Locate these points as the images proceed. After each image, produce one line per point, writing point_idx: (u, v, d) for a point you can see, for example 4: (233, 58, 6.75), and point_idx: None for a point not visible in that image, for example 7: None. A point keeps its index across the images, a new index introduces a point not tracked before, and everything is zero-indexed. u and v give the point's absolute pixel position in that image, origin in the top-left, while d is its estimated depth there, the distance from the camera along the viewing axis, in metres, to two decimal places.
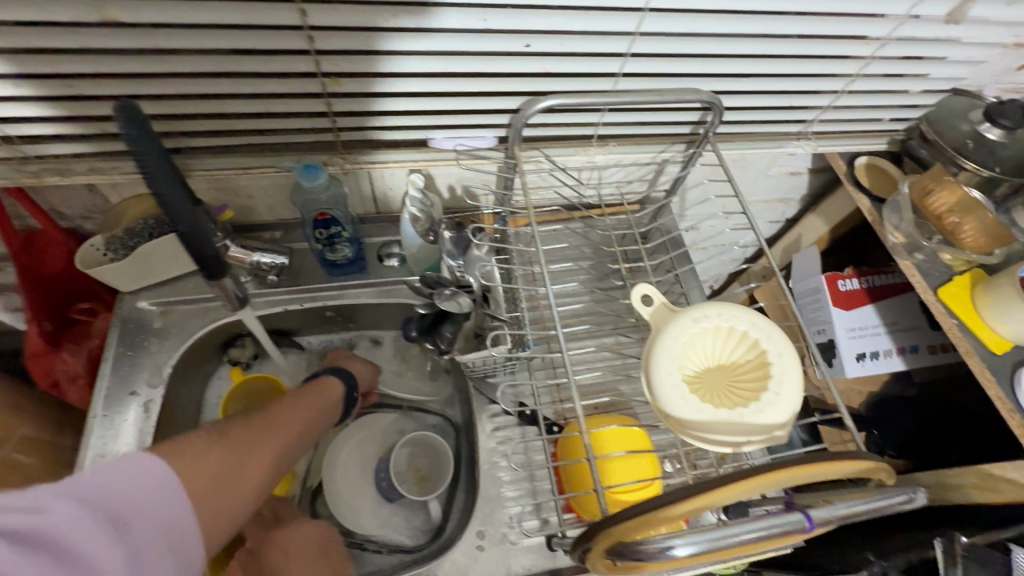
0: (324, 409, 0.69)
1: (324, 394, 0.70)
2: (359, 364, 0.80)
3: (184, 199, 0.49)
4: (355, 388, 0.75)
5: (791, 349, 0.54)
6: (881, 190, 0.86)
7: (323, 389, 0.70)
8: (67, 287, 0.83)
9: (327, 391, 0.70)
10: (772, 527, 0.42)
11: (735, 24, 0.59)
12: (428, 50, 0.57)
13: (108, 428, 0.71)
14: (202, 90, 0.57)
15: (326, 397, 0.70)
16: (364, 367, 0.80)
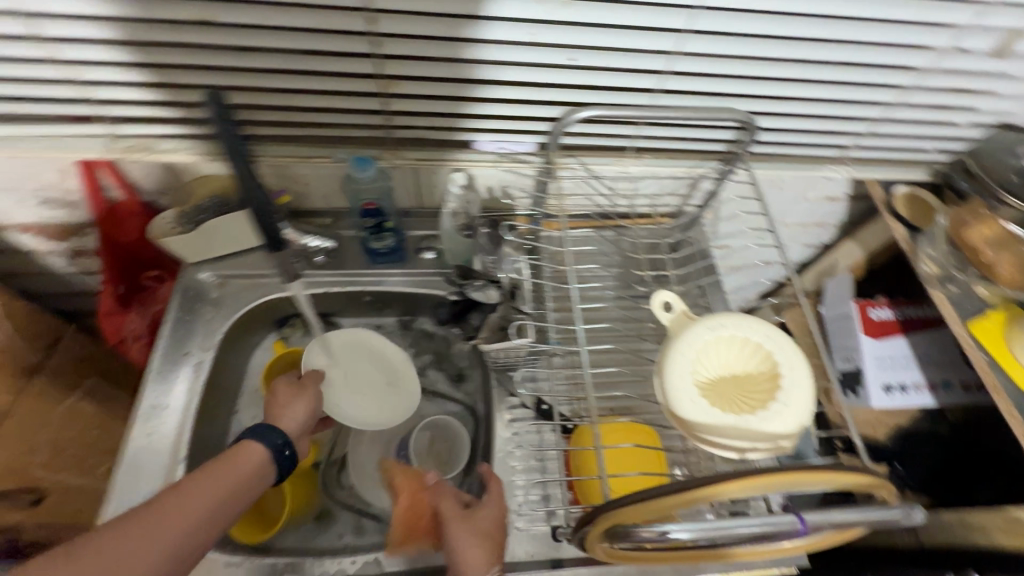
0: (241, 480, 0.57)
1: (241, 460, 0.58)
2: (302, 401, 0.70)
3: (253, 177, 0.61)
4: (285, 442, 0.63)
5: (805, 364, 0.56)
6: (917, 220, 0.85)
7: (243, 453, 0.59)
8: (139, 255, 0.92)
9: (245, 456, 0.59)
10: (765, 525, 0.43)
11: (776, 49, 0.62)
12: (479, 58, 0.62)
13: (163, 383, 0.79)
14: (274, 84, 0.64)
15: (245, 463, 0.58)
16: (305, 405, 0.69)
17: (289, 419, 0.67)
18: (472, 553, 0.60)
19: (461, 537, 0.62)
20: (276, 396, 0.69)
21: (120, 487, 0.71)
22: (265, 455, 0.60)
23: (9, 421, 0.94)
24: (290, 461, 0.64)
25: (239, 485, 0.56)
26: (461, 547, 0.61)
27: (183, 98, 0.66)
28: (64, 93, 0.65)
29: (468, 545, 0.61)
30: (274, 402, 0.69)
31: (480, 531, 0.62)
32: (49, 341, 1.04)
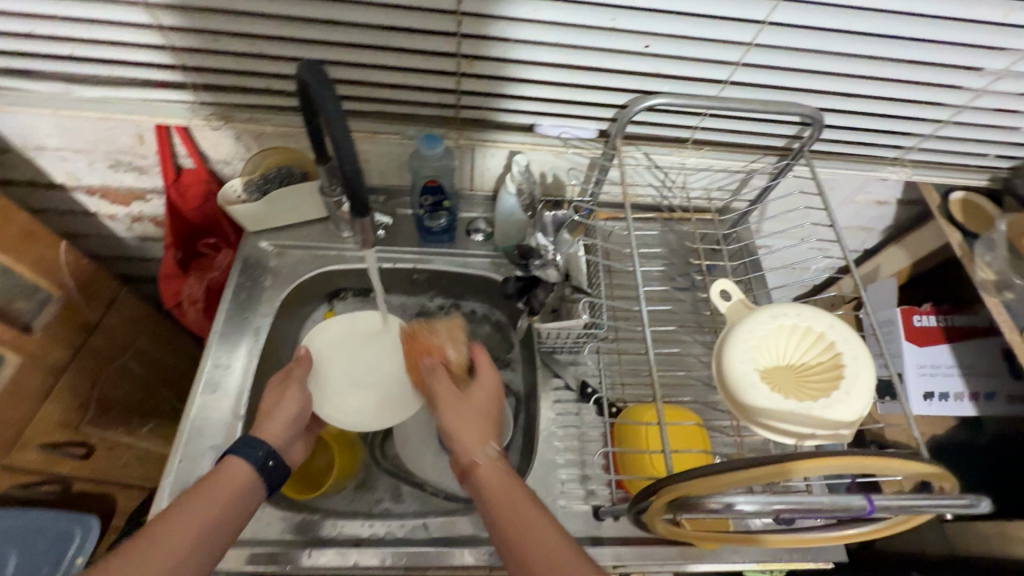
0: (225, 502, 0.59)
1: (225, 481, 0.60)
2: (288, 397, 0.70)
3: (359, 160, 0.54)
4: (265, 452, 0.63)
5: (867, 355, 0.57)
6: (975, 227, 0.84)
7: (221, 477, 0.60)
8: (199, 223, 0.95)
9: (223, 481, 0.60)
10: (835, 503, 0.46)
11: (852, 45, 0.62)
12: (557, 41, 0.63)
13: (225, 343, 0.82)
14: (357, 58, 0.66)
15: (229, 483, 0.60)
16: (292, 402, 0.70)
17: (276, 420, 0.68)
18: (472, 429, 0.62)
19: (461, 421, 0.63)
20: (266, 398, 0.70)
21: (185, 439, 0.74)
22: (249, 472, 0.61)
23: (67, 376, 0.96)
24: (277, 467, 0.64)
25: (226, 506, 0.58)
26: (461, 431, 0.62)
27: (268, 69, 0.68)
28: (154, 59, 0.67)
29: (468, 427, 0.62)
30: (264, 402, 0.70)
31: (480, 416, 0.64)
32: (106, 301, 1.03)
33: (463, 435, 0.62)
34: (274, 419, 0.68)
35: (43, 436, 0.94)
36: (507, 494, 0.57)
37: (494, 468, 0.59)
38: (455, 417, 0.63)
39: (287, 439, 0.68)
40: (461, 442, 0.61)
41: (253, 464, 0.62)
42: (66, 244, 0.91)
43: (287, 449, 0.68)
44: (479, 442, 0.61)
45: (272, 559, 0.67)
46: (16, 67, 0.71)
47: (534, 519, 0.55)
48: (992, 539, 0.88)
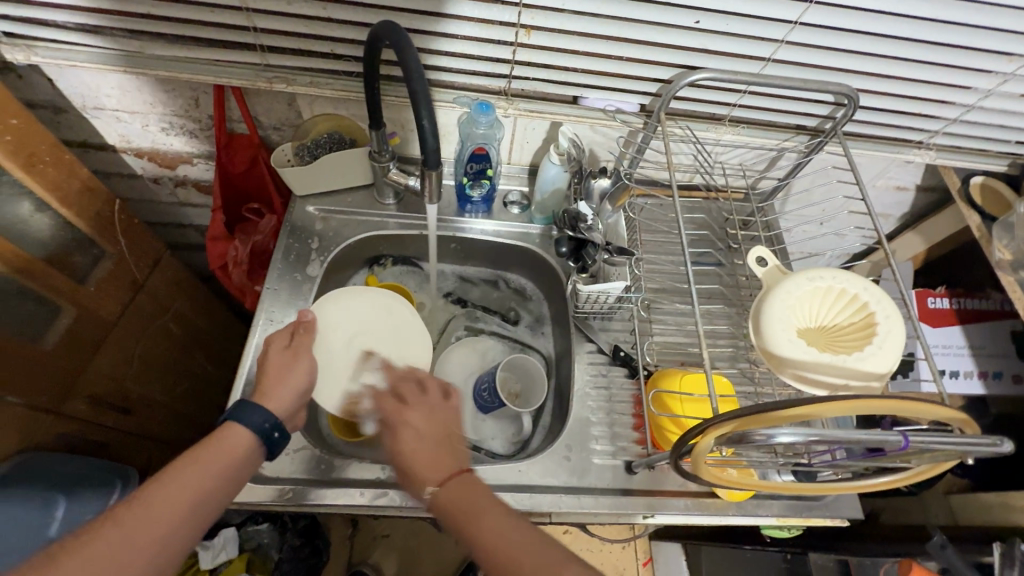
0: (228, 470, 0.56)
1: (233, 446, 0.58)
2: (300, 366, 0.66)
3: (433, 120, 0.60)
4: (265, 419, 0.60)
5: (898, 315, 0.61)
6: (993, 209, 0.88)
7: (234, 444, 0.58)
8: (245, 187, 0.99)
9: (228, 446, 0.57)
10: (872, 438, 0.50)
11: (891, 25, 0.66)
12: (614, 15, 0.67)
13: (275, 299, 0.86)
14: (421, 25, 0.69)
15: (237, 449, 0.58)
16: (300, 372, 0.66)
17: (286, 393, 0.64)
18: (425, 463, 0.58)
19: (413, 445, 0.59)
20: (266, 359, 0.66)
21: (241, 387, 0.78)
22: (254, 438, 0.59)
23: (114, 333, 0.99)
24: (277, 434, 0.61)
25: (230, 473, 0.56)
26: (413, 455, 0.58)
27: (335, 32, 0.72)
28: (226, 20, 0.71)
29: (422, 452, 0.59)
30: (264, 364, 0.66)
31: (432, 436, 0.60)
32: (150, 261, 1.06)
33: (417, 464, 0.58)
34: (280, 388, 0.64)
35: (92, 387, 0.98)
36: (464, 512, 0.53)
37: (447, 487, 0.55)
38: (411, 444, 0.60)
39: (292, 409, 0.64)
40: (417, 471, 0.58)
41: (253, 429, 0.59)
42: (119, 203, 0.96)
43: (291, 419, 0.65)
44: (434, 466, 0.57)
45: (326, 497, 0.72)
46: (86, 25, 0.73)
47: (495, 526, 0.51)
48: (996, 509, 0.92)
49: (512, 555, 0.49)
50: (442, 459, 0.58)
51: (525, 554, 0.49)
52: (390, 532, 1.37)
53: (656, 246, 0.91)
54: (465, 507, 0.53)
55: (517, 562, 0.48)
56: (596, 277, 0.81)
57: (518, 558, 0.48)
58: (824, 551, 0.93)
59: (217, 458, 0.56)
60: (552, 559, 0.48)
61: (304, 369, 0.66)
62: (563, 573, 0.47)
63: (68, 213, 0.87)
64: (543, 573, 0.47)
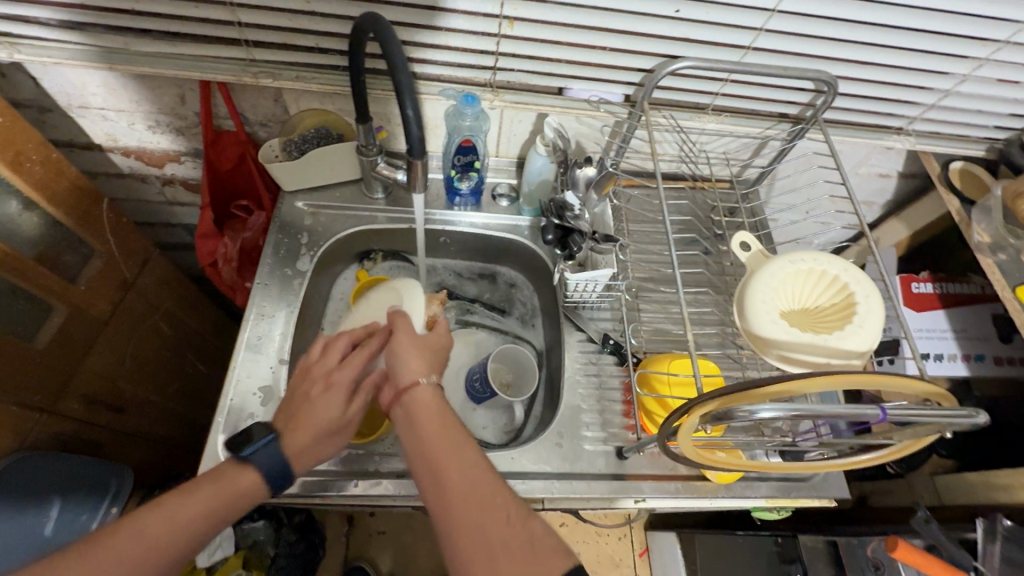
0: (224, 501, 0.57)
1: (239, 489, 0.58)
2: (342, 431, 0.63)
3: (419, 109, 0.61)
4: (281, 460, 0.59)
5: (878, 294, 0.62)
6: (972, 193, 0.90)
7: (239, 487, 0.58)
8: (234, 184, 0.99)
9: (230, 483, 0.58)
10: (852, 412, 0.52)
11: (865, 12, 0.67)
12: (595, 5, 0.68)
13: (266, 294, 0.86)
14: (404, 17, 0.70)
15: (240, 489, 0.58)
16: (340, 436, 0.63)
17: (316, 451, 0.62)
18: (414, 363, 0.61)
19: (409, 340, 0.63)
20: (319, 400, 0.62)
21: (233, 382, 0.78)
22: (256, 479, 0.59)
23: (104, 332, 0.99)
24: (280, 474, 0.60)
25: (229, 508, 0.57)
26: (408, 358, 0.62)
27: (320, 25, 0.72)
28: (210, 14, 0.71)
29: (414, 358, 0.62)
30: (314, 410, 0.61)
31: (425, 345, 0.64)
32: (140, 260, 1.06)
33: (408, 356, 0.62)
34: (315, 448, 0.61)
35: (85, 387, 0.98)
36: (436, 424, 0.57)
37: (427, 397, 0.59)
38: (406, 346, 0.63)
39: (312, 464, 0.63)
40: (406, 364, 0.61)
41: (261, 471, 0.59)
42: (106, 202, 0.96)
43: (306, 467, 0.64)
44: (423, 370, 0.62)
45: (319, 488, 0.73)
46: (69, 21, 0.73)
47: (464, 454, 0.55)
48: (979, 488, 0.93)
49: (471, 481, 0.53)
50: (425, 368, 0.62)
51: (492, 495, 0.52)
52: (387, 528, 1.37)
53: (644, 235, 0.92)
54: (444, 440, 0.56)
55: (475, 492, 0.52)
56: (584, 265, 0.82)
57: (478, 490, 0.52)
58: (814, 532, 0.95)
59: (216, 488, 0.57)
60: (523, 512, 0.53)
61: (341, 439, 0.64)
62: (533, 523, 0.52)
63: (56, 212, 0.87)
64: (517, 523, 0.51)
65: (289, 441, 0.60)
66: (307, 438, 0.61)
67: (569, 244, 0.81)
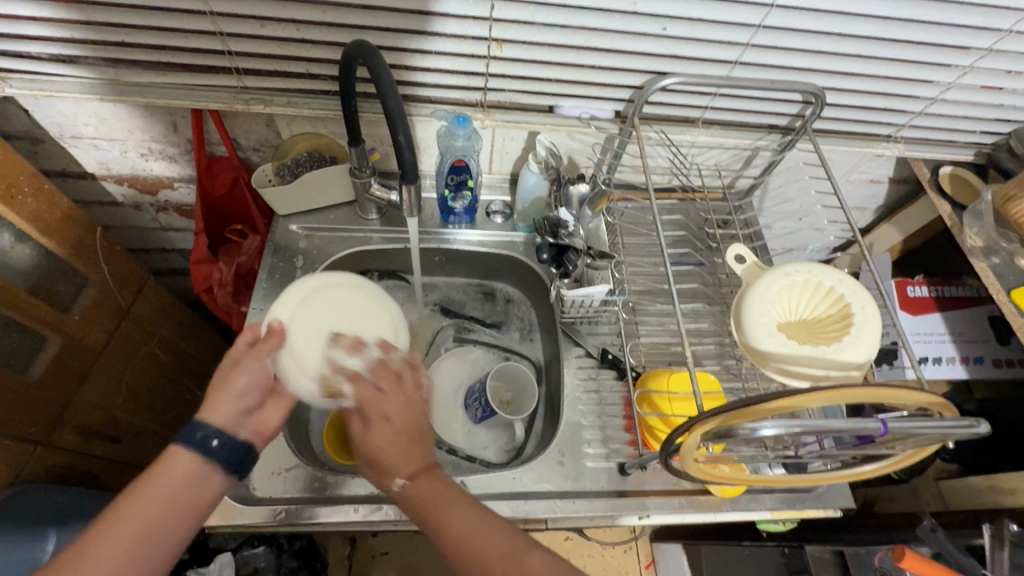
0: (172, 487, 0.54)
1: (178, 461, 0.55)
2: (246, 370, 0.60)
3: (409, 134, 0.61)
4: (206, 434, 0.55)
5: (874, 305, 0.62)
6: (962, 198, 0.90)
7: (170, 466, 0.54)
8: (227, 209, 0.98)
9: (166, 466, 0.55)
10: (853, 425, 0.52)
11: (848, 25, 0.68)
12: (581, 26, 0.69)
13: (261, 319, 0.86)
14: (392, 42, 0.71)
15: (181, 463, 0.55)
16: (249, 377, 0.60)
17: (227, 396, 0.58)
18: (393, 456, 0.58)
19: (388, 439, 0.58)
20: (235, 379, 0.60)
21: None
22: (196, 462, 0.55)
23: (100, 360, 0.98)
24: (227, 450, 0.56)
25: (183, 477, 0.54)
26: (382, 455, 0.58)
27: (311, 52, 0.73)
28: (200, 45, 0.72)
29: (391, 449, 0.58)
30: (228, 391, 0.59)
31: (402, 429, 0.59)
32: (134, 287, 1.05)
33: (386, 455, 0.58)
34: (243, 424, 0.59)
35: (81, 418, 0.97)
36: (437, 509, 0.55)
37: (420, 488, 0.56)
38: (378, 441, 0.58)
39: (235, 415, 0.58)
40: (383, 464, 0.58)
41: (198, 450, 0.55)
42: (99, 230, 0.96)
43: (239, 425, 0.58)
44: (404, 459, 0.58)
45: (319, 515, 0.72)
46: (62, 55, 0.74)
47: (463, 516, 0.55)
48: (984, 492, 0.93)
49: (473, 541, 0.53)
50: (420, 457, 0.59)
51: (493, 544, 0.53)
52: (389, 549, 1.35)
53: (638, 248, 0.92)
54: (434, 510, 0.55)
55: (481, 550, 0.53)
56: (580, 281, 0.83)
57: (478, 547, 0.53)
58: (820, 542, 0.94)
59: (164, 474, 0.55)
60: (519, 544, 0.53)
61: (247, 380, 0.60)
62: (529, 560, 0.52)
63: (49, 242, 0.86)
64: (512, 567, 0.52)
65: (209, 418, 0.57)
66: (228, 416, 0.58)
67: (563, 262, 0.81)
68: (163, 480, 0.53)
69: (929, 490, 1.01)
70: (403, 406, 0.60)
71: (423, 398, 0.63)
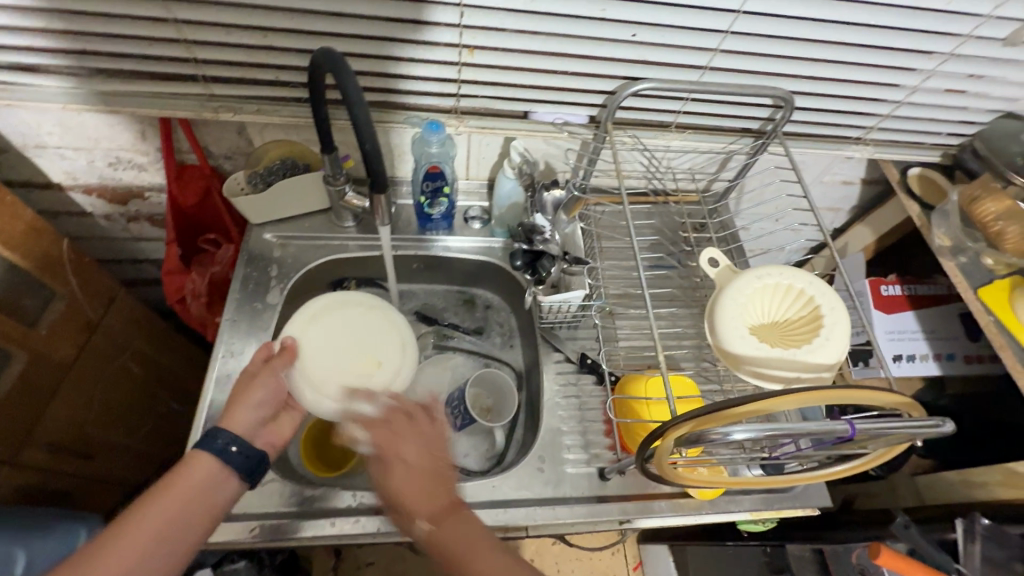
0: (208, 484, 0.58)
1: (201, 464, 0.58)
2: (262, 384, 0.64)
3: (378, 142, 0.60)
4: (227, 440, 0.59)
5: (844, 306, 0.63)
6: (930, 198, 0.92)
7: (195, 466, 0.58)
8: (200, 219, 0.97)
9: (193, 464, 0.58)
10: (822, 427, 0.52)
11: (815, 30, 0.69)
12: (551, 33, 0.69)
13: (235, 330, 0.84)
14: (363, 48, 0.70)
15: (203, 469, 0.58)
16: (265, 391, 0.64)
17: (246, 409, 0.63)
18: (419, 499, 0.57)
19: (406, 482, 0.58)
20: (252, 392, 0.64)
21: (201, 425, 0.76)
22: (219, 464, 0.59)
23: (70, 375, 0.96)
24: (244, 455, 0.60)
25: (206, 483, 0.57)
26: (406, 500, 0.57)
27: (280, 60, 0.72)
28: (165, 53, 0.71)
29: (415, 490, 0.58)
30: (247, 402, 0.63)
31: (424, 468, 0.59)
32: (105, 299, 1.03)
33: (409, 498, 0.57)
34: (258, 433, 0.64)
35: (49, 435, 0.94)
36: (463, 551, 0.54)
37: (445, 529, 0.56)
38: (401, 484, 0.58)
39: (254, 425, 0.63)
40: (406, 509, 0.57)
41: (219, 453, 0.59)
42: (67, 242, 0.93)
43: (258, 434, 0.63)
44: (427, 502, 0.57)
45: (296, 529, 0.71)
46: (24, 63, 0.72)
47: (492, 558, 0.54)
48: (958, 487, 0.94)
49: None
50: (444, 496, 0.58)
51: None
52: (375, 559, 1.34)
53: (616, 252, 0.92)
54: (460, 549, 0.54)
55: None
56: (557, 286, 0.82)
57: None
58: (800, 541, 0.95)
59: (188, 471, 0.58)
60: None
61: (263, 395, 0.64)
62: None
63: (13, 255, 0.84)
64: None
65: (228, 427, 0.61)
66: (246, 425, 0.62)
67: (537, 268, 0.80)
68: (187, 480, 0.57)
69: (906, 486, 1.03)
70: (417, 444, 0.61)
71: (439, 433, 0.64)
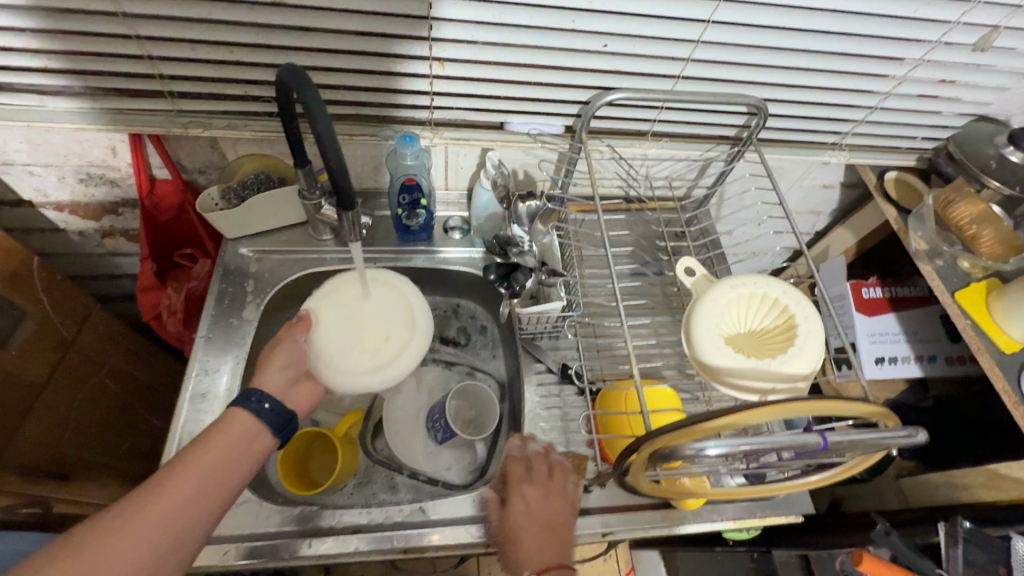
0: (247, 439, 0.59)
1: (239, 423, 0.59)
2: (288, 347, 0.66)
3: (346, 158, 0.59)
4: (262, 398, 0.60)
5: (817, 315, 0.63)
6: (906, 201, 0.92)
7: (234, 423, 0.58)
8: (174, 234, 0.95)
9: (233, 422, 0.58)
10: (796, 439, 0.52)
11: (785, 39, 0.69)
12: (522, 44, 0.69)
13: (211, 346, 0.83)
14: (333, 62, 0.70)
15: (242, 426, 0.59)
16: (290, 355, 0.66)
17: (275, 369, 0.64)
18: (537, 545, 0.62)
19: (524, 521, 0.65)
20: (279, 354, 0.65)
21: (176, 445, 0.75)
22: (256, 422, 0.60)
23: (43, 397, 0.94)
24: (278, 413, 0.61)
25: (244, 438, 0.58)
26: (525, 539, 0.63)
27: (250, 75, 0.71)
28: (130, 69, 0.70)
29: (531, 534, 0.63)
30: (273, 364, 0.64)
31: (546, 517, 0.66)
32: (79, 317, 1.01)
33: (528, 539, 0.63)
34: (288, 395, 0.65)
35: (23, 457, 0.92)
36: None
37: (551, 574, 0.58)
38: (523, 520, 0.65)
39: (283, 384, 0.64)
40: (523, 547, 0.62)
41: (255, 412, 0.60)
42: (37, 261, 0.92)
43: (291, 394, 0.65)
44: (542, 551, 0.62)
45: (274, 551, 0.70)
46: None
47: None
48: (942, 488, 0.95)
49: None
50: (555, 551, 0.62)
51: None
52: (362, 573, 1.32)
53: (596, 261, 0.92)
54: None
55: None
56: (536, 298, 0.81)
57: None
58: (786, 547, 0.95)
59: (227, 430, 0.58)
60: None
61: (288, 357, 0.66)
62: None
63: None
64: None
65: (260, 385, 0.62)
66: (276, 385, 0.63)
67: (512, 280, 0.80)
68: (226, 436, 0.57)
69: (892, 488, 1.03)
70: (541, 494, 0.68)
71: (572, 501, 0.69)
